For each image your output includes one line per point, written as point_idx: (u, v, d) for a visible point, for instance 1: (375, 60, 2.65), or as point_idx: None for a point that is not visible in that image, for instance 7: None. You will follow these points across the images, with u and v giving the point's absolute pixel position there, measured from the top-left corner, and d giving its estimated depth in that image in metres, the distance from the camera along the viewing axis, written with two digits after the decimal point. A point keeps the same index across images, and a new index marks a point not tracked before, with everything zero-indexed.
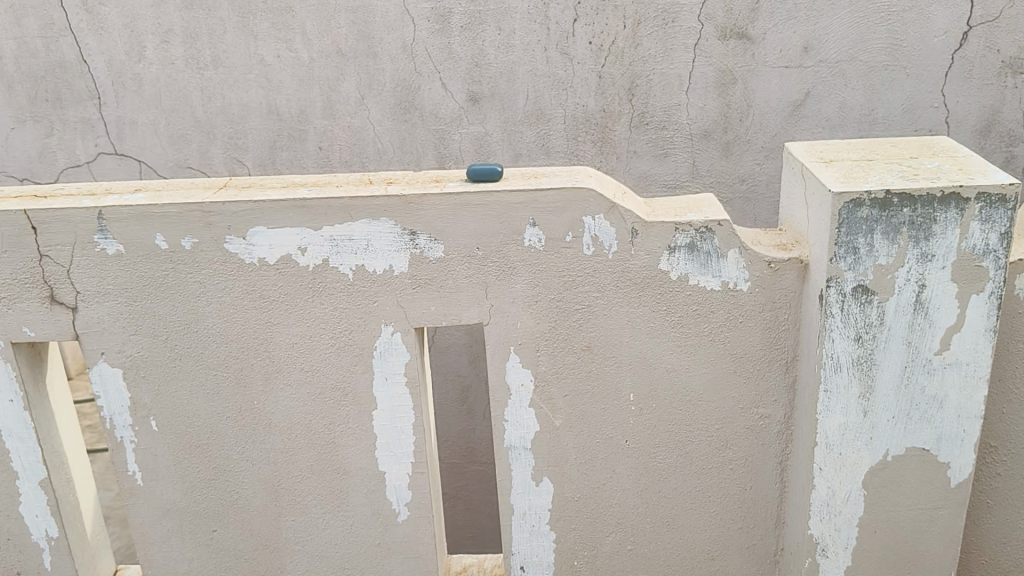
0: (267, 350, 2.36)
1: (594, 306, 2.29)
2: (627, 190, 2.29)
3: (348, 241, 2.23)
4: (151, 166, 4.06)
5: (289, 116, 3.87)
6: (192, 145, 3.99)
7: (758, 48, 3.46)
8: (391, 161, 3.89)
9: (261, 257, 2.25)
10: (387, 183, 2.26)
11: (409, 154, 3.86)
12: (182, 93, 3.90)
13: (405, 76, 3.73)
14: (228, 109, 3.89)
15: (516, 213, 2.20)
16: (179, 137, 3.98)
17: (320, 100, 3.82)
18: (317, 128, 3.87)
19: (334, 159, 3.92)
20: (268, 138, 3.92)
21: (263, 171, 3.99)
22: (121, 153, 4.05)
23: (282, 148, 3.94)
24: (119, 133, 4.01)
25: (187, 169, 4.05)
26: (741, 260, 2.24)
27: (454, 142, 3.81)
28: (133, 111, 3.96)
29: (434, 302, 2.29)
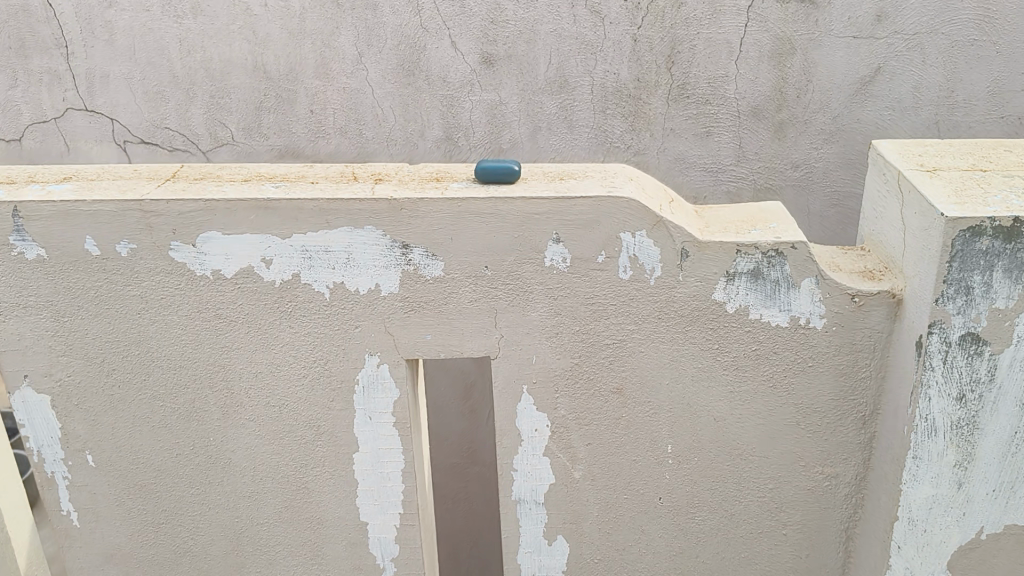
0: (224, 380, 1.92)
1: (628, 342, 1.85)
2: (675, 198, 1.84)
3: (326, 253, 1.78)
4: (126, 126, 3.43)
5: (277, 76, 3.31)
6: (168, 104, 3.38)
7: (822, 13, 2.96)
8: (390, 130, 3.36)
9: (216, 269, 1.81)
10: (375, 181, 1.82)
11: (411, 123, 3.34)
12: (158, 45, 3.28)
13: (408, 31, 3.19)
14: (208, 63, 3.30)
15: (535, 226, 1.75)
16: (155, 94, 3.37)
17: (312, 57, 3.27)
18: (308, 88, 3.32)
19: (328, 125, 3.38)
20: (253, 98, 3.35)
21: (248, 137, 3.41)
22: (91, 111, 3.41)
23: (269, 111, 3.37)
24: (89, 88, 3.38)
25: (166, 132, 3.43)
26: (817, 292, 1.79)
27: (465, 111, 3.30)
28: (104, 64, 3.33)
29: (431, 331, 1.86)
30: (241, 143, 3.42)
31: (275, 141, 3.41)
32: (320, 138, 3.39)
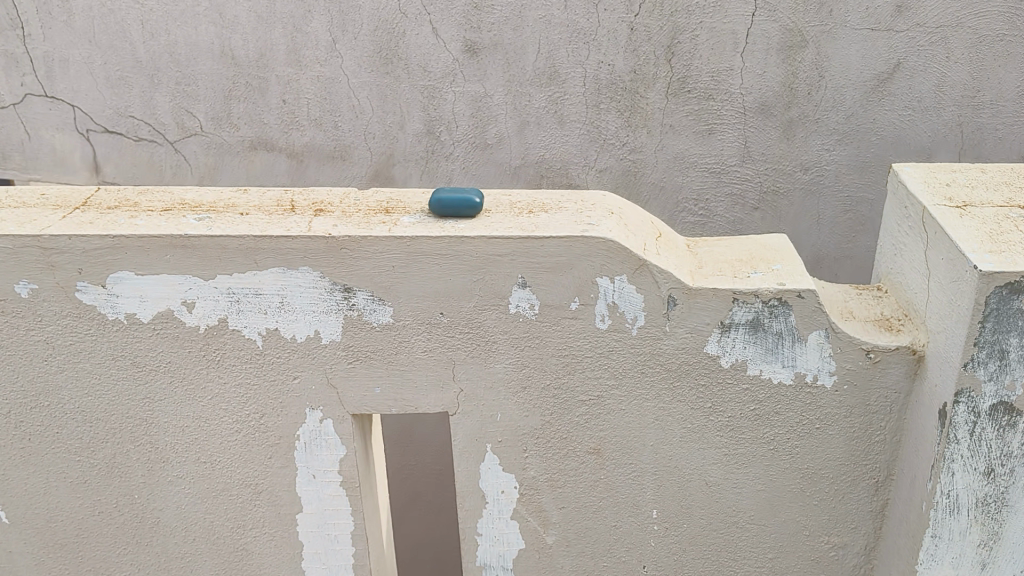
0: (146, 434, 1.69)
1: (606, 398, 1.61)
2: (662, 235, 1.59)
3: (257, 296, 1.55)
4: (87, 114, 3.07)
5: (247, 61, 2.94)
6: (134, 91, 3.02)
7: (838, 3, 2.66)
8: (369, 124, 2.99)
9: (130, 313, 1.57)
10: (315, 213, 1.57)
11: (389, 114, 2.97)
12: (119, 28, 2.93)
13: (385, 15, 2.83)
14: (173, 48, 2.94)
15: (498, 268, 1.50)
16: (118, 79, 3.01)
17: (282, 42, 2.90)
18: (280, 76, 2.94)
19: (302, 116, 3.01)
20: (221, 86, 2.98)
21: (216, 127, 3.05)
22: (52, 98, 3.06)
23: (238, 99, 3.00)
24: (48, 71, 3.02)
25: (127, 120, 3.07)
26: (826, 346, 1.54)
27: (447, 103, 2.94)
28: (64, 47, 2.99)
29: (380, 384, 1.62)
30: (210, 135, 3.06)
31: (246, 133, 3.04)
32: (293, 130, 3.03)
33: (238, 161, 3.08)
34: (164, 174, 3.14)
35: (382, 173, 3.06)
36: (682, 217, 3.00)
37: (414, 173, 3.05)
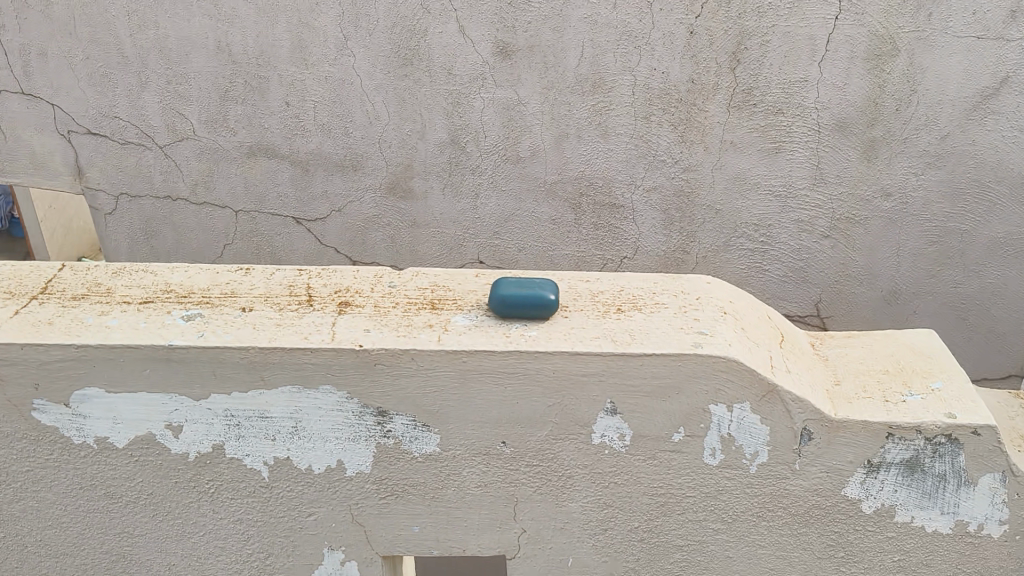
0: (125, 573, 1.34)
1: (709, 544, 1.26)
2: (785, 341, 1.24)
3: (263, 419, 1.20)
4: (68, 114, 2.43)
5: (246, 57, 2.32)
6: (118, 90, 2.39)
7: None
8: (384, 132, 2.39)
9: (101, 437, 1.22)
10: (339, 310, 1.22)
11: (407, 122, 2.37)
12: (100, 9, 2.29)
13: (404, 10, 2.23)
14: (163, 42, 2.32)
15: (578, 390, 1.15)
16: (100, 77, 2.37)
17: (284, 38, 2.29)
18: (282, 76, 2.33)
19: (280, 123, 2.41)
20: (219, 86, 2.36)
21: (215, 135, 2.43)
22: (30, 95, 2.42)
23: (237, 101, 2.39)
24: (25, 66, 2.39)
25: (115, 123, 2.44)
26: (1001, 492, 1.19)
27: (475, 112, 2.34)
28: (42, 39, 2.34)
29: (420, 522, 1.27)
30: (205, 139, 2.44)
31: (245, 138, 2.43)
32: (298, 135, 2.41)
33: (235, 167, 2.47)
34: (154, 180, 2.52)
35: (400, 185, 2.46)
36: (740, 242, 2.41)
37: (436, 188, 2.45)
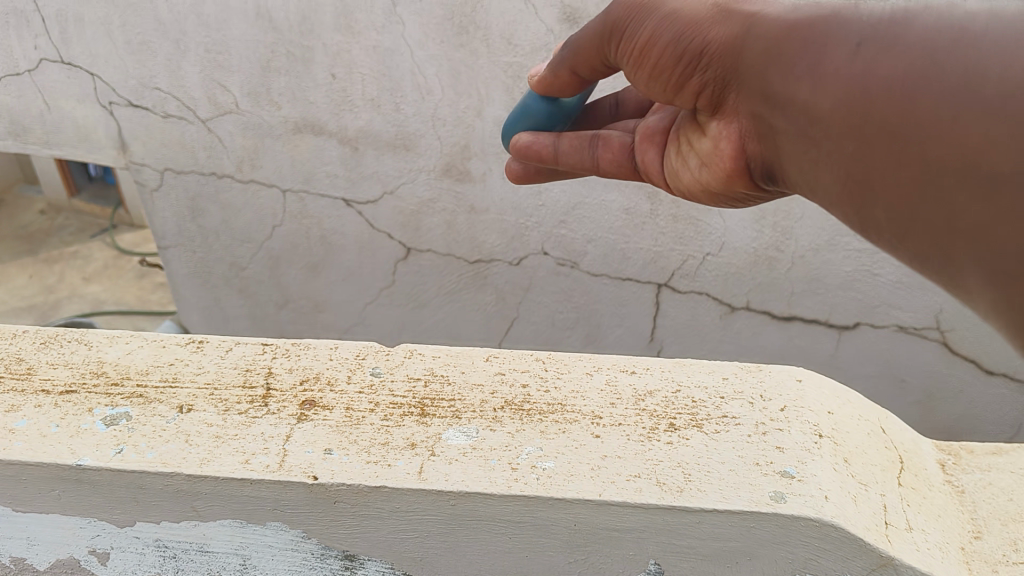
0: None
1: None
2: (901, 467, 0.93)
3: (204, 553, 0.94)
4: (109, 84, 2.24)
5: (289, 29, 2.00)
6: (157, 59, 2.15)
7: None
8: (437, 107, 2.06)
9: (16, 555, 0.97)
10: (299, 415, 0.94)
11: (463, 96, 2.02)
12: None
13: None
14: (201, 8, 2.03)
15: (609, 545, 0.85)
16: (139, 44, 2.14)
17: (329, 4, 1.94)
18: (329, 47, 2.01)
19: (317, 99, 2.12)
20: (256, 56, 2.08)
21: (261, 109, 2.18)
22: (69, 64, 2.23)
23: (280, 73, 2.10)
24: (63, 32, 2.17)
25: (157, 94, 2.22)
26: None
27: None
28: (76, 3, 2.10)
29: None
30: (248, 113, 2.20)
31: (290, 113, 2.17)
32: (347, 111, 2.13)
33: (281, 145, 2.24)
34: (200, 156, 2.34)
35: (456, 166, 2.16)
36: (847, 242, 1.99)
37: (496, 170, 2.13)
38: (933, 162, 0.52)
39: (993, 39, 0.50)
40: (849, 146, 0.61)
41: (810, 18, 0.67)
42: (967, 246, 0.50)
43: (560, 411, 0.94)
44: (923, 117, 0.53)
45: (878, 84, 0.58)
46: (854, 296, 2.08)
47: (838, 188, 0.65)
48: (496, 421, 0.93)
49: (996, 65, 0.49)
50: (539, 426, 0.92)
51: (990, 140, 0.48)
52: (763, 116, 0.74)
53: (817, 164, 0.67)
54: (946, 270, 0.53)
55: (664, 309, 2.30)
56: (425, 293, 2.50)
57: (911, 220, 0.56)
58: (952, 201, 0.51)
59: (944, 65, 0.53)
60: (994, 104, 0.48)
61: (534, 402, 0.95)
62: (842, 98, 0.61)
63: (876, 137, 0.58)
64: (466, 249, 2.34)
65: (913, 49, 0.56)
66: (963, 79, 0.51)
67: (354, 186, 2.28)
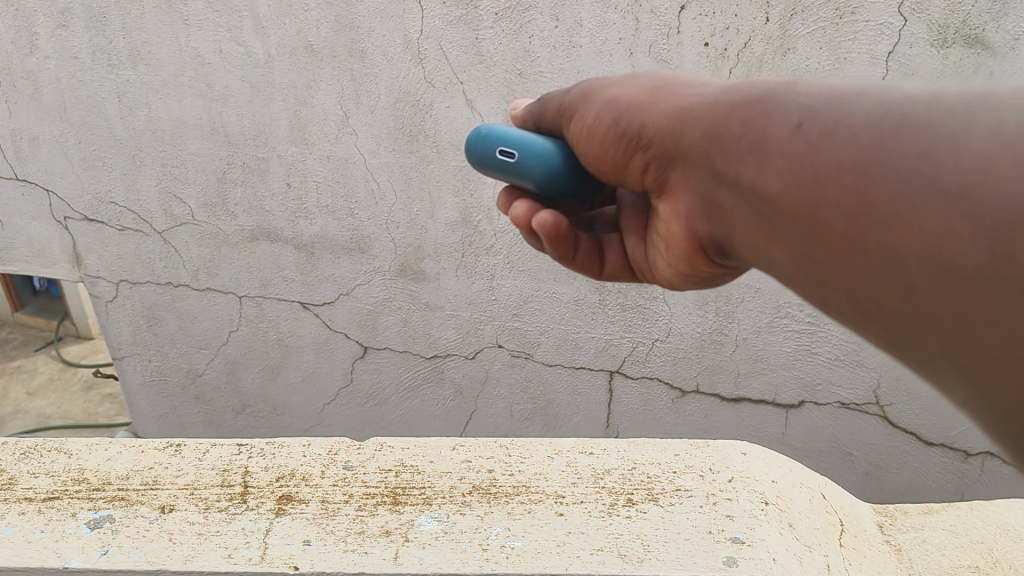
0: None
1: None
2: (841, 525, 1.02)
3: None
4: (64, 200, 2.30)
5: (244, 141, 2.10)
6: (114, 174, 2.23)
7: (1001, 69, 1.65)
8: (391, 211, 2.14)
9: None
10: (277, 509, 0.99)
11: (415, 200, 2.11)
12: (94, 100, 2.13)
13: (408, 86, 1.95)
14: (157, 124, 2.13)
15: None
16: (96, 161, 2.22)
17: (283, 117, 2.05)
18: (283, 157, 2.10)
19: (271, 207, 2.20)
20: (213, 168, 2.16)
21: (216, 218, 2.25)
22: (23, 181, 2.28)
23: (236, 183, 2.18)
24: (17, 153, 2.25)
25: (114, 208, 2.29)
26: None
27: (487, 188, 2.05)
28: (32, 123, 2.20)
29: None
30: (204, 223, 2.27)
31: (246, 221, 2.24)
32: (302, 218, 2.20)
33: (237, 252, 2.31)
34: (155, 267, 2.39)
35: (411, 266, 2.24)
36: (785, 323, 2.09)
37: (450, 268, 2.21)
38: (894, 252, 0.52)
39: (940, 129, 0.52)
40: (795, 232, 0.60)
41: (742, 105, 0.68)
42: (941, 342, 0.49)
43: (525, 492, 1.01)
44: (878, 207, 0.53)
45: (829, 171, 0.57)
46: (797, 375, 2.18)
47: (783, 270, 0.64)
48: (465, 505, 0.99)
49: (949, 159, 0.50)
50: (506, 508, 0.98)
51: (955, 232, 0.48)
52: (702, 198, 0.73)
53: (771, 252, 0.64)
54: (914, 358, 0.52)
55: (618, 396, 2.37)
56: (383, 391, 2.54)
57: (878, 318, 0.55)
58: (916, 292, 0.50)
59: (896, 154, 0.53)
60: (950, 198, 0.49)
61: (500, 485, 1.02)
62: (790, 182, 0.60)
63: (822, 224, 0.58)
64: (423, 346, 2.39)
65: (861, 138, 0.56)
66: (919, 172, 0.51)
67: (310, 289, 2.34)
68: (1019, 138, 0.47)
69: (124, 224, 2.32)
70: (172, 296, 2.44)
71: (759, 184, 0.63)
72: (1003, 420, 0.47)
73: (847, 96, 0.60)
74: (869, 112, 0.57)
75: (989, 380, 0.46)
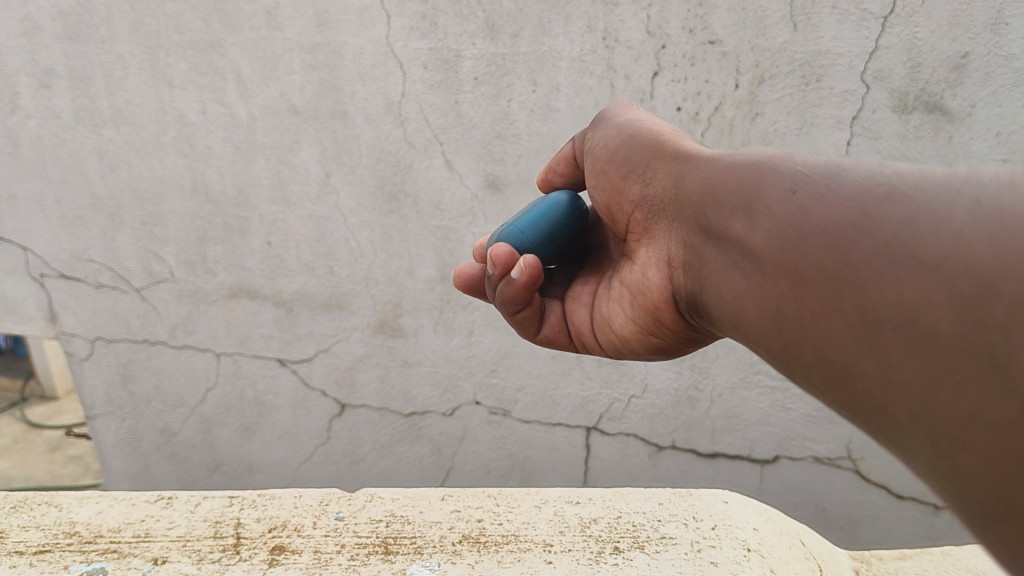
0: None
1: None
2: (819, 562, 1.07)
3: None
4: (41, 258, 2.31)
5: (226, 200, 2.13)
6: (93, 232, 2.25)
7: (958, 133, 1.74)
8: (370, 269, 2.17)
9: None
10: (271, 560, 1.04)
11: (395, 257, 2.14)
12: (74, 159, 2.14)
13: (389, 145, 1.99)
14: (137, 183, 2.15)
15: None
16: (75, 219, 2.23)
17: (264, 177, 2.08)
18: (264, 216, 2.14)
19: (251, 264, 2.22)
20: (194, 226, 2.19)
21: (196, 275, 2.27)
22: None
23: (216, 241, 2.20)
24: None
25: (91, 265, 2.30)
26: None
27: (466, 246, 2.09)
28: (12, 181, 2.21)
29: None
30: (183, 280, 2.29)
31: (226, 279, 2.26)
32: (281, 276, 2.23)
33: (216, 309, 2.32)
34: (132, 324, 2.40)
35: (390, 323, 2.26)
36: (759, 380, 2.15)
37: (428, 324, 2.24)
38: (870, 309, 0.60)
39: (921, 204, 0.61)
40: (781, 283, 0.71)
41: (753, 175, 0.79)
42: (910, 402, 0.56)
43: (513, 541, 1.07)
44: (855, 265, 0.62)
45: (817, 231, 0.67)
46: (771, 430, 2.22)
47: (765, 318, 0.74)
48: (456, 554, 1.05)
49: (928, 232, 0.59)
50: (495, 556, 1.04)
51: (930, 298, 0.56)
52: (702, 251, 0.84)
53: (755, 300, 0.75)
54: (879, 413, 0.60)
55: (595, 452, 2.39)
56: (360, 449, 2.53)
57: (841, 363, 0.63)
58: (890, 352, 0.58)
59: (878, 223, 0.63)
60: (927, 266, 0.57)
61: (490, 535, 1.08)
62: (781, 236, 0.71)
63: (806, 279, 0.67)
64: (400, 403, 2.41)
65: (848, 203, 0.66)
66: (898, 241, 0.60)
67: (289, 346, 2.35)
68: (991, 217, 0.56)
69: (101, 281, 2.33)
70: (149, 354, 2.44)
71: (755, 237, 0.75)
72: (955, 473, 0.53)
73: (845, 169, 0.70)
74: (859, 184, 0.68)
75: (953, 437, 0.53)
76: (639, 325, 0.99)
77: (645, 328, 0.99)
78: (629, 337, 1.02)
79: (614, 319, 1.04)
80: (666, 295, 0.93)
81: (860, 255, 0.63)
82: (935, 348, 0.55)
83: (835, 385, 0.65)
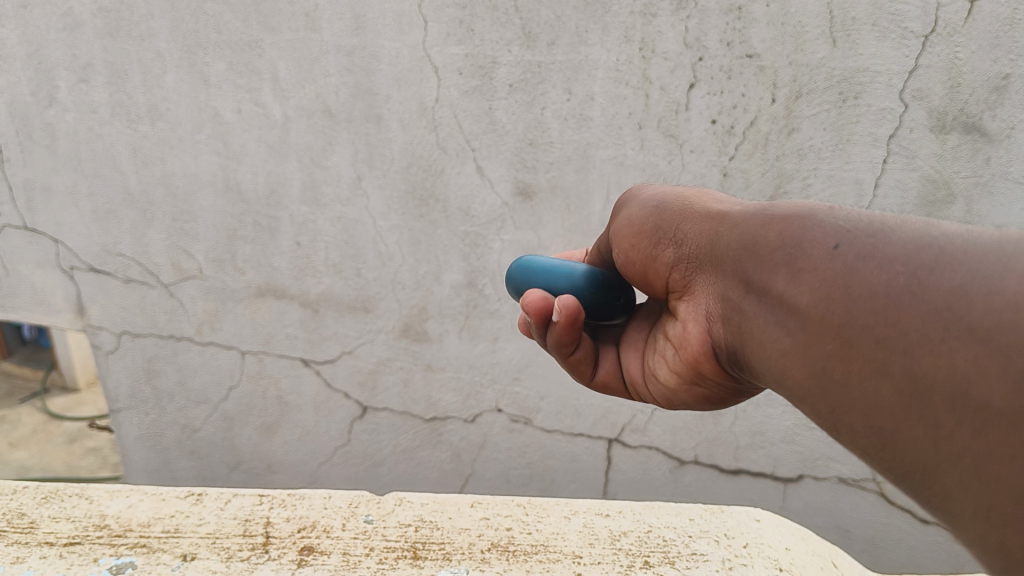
0: None
1: None
2: None
3: None
4: (73, 250, 2.33)
5: (257, 199, 2.14)
6: (124, 226, 2.26)
7: (996, 155, 1.71)
8: (398, 272, 2.18)
9: None
10: (299, 560, 1.05)
11: (423, 262, 2.15)
12: (109, 154, 2.16)
13: (421, 150, 2.00)
14: (170, 179, 2.16)
15: None
16: (107, 213, 2.25)
17: (295, 177, 2.09)
18: (295, 217, 2.15)
19: (279, 263, 2.23)
20: (225, 225, 2.20)
21: (223, 273, 2.28)
22: (31, 230, 2.32)
23: (245, 239, 2.21)
24: (28, 202, 2.28)
25: (121, 260, 2.32)
26: None
27: (494, 252, 2.09)
28: (45, 174, 2.23)
29: None
30: (211, 278, 2.30)
31: (254, 278, 2.27)
32: (309, 276, 2.24)
33: (242, 308, 2.33)
34: (158, 320, 2.41)
35: (414, 327, 2.26)
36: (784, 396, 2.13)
37: (453, 330, 2.23)
38: (920, 376, 0.59)
39: (971, 271, 0.60)
40: (821, 344, 0.68)
41: (789, 229, 0.76)
42: (960, 473, 0.55)
43: (542, 551, 1.07)
44: (906, 333, 0.61)
45: (861, 291, 0.65)
46: (795, 449, 2.20)
47: (802, 373, 0.71)
48: (484, 562, 1.04)
49: (980, 299, 0.58)
50: (524, 566, 1.04)
51: (982, 369, 0.55)
52: (740, 303, 0.81)
53: (790, 360, 0.73)
54: (927, 481, 0.59)
55: (616, 464, 2.38)
56: (380, 453, 2.53)
57: (889, 430, 0.62)
58: (938, 421, 0.57)
59: (930, 290, 0.62)
60: (981, 336, 0.56)
61: (518, 544, 1.08)
62: (817, 295, 0.69)
63: (849, 341, 0.66)
64: (423, 408, 2.40)
65: (895, 266, 0.65)
66: (951, 309, 0.59)
67: (314, 346, 2.35)
68: None
69: (130, 276, 2.35)
70: (174, 349, 2.45)
71: (789, 294, 0.72)
72: (1007, 548, 0.53)
73: (890, 228, 0.69)
74: (906, 246, 0.66)
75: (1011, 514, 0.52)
76: (680, 375, 0.98)
77: (687, 377, 0.97)
78: (669, 385, 1.01)
79: (660, 372, 1.02)
80: (707, 347, 0.91)
81: (910, 324, 0.61)
82: (989, 419, 0.54)
83: (880, 450, 0.63)
